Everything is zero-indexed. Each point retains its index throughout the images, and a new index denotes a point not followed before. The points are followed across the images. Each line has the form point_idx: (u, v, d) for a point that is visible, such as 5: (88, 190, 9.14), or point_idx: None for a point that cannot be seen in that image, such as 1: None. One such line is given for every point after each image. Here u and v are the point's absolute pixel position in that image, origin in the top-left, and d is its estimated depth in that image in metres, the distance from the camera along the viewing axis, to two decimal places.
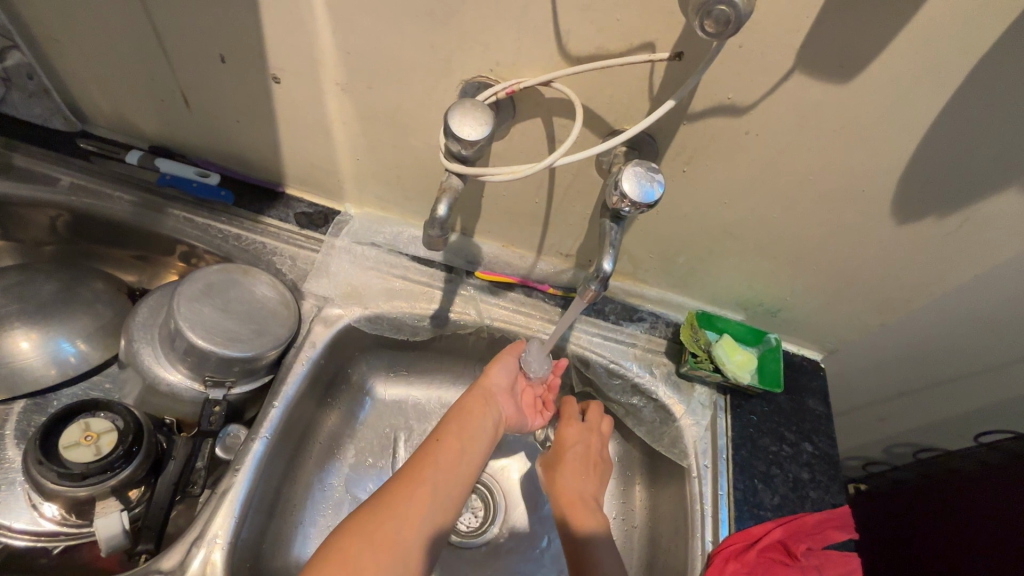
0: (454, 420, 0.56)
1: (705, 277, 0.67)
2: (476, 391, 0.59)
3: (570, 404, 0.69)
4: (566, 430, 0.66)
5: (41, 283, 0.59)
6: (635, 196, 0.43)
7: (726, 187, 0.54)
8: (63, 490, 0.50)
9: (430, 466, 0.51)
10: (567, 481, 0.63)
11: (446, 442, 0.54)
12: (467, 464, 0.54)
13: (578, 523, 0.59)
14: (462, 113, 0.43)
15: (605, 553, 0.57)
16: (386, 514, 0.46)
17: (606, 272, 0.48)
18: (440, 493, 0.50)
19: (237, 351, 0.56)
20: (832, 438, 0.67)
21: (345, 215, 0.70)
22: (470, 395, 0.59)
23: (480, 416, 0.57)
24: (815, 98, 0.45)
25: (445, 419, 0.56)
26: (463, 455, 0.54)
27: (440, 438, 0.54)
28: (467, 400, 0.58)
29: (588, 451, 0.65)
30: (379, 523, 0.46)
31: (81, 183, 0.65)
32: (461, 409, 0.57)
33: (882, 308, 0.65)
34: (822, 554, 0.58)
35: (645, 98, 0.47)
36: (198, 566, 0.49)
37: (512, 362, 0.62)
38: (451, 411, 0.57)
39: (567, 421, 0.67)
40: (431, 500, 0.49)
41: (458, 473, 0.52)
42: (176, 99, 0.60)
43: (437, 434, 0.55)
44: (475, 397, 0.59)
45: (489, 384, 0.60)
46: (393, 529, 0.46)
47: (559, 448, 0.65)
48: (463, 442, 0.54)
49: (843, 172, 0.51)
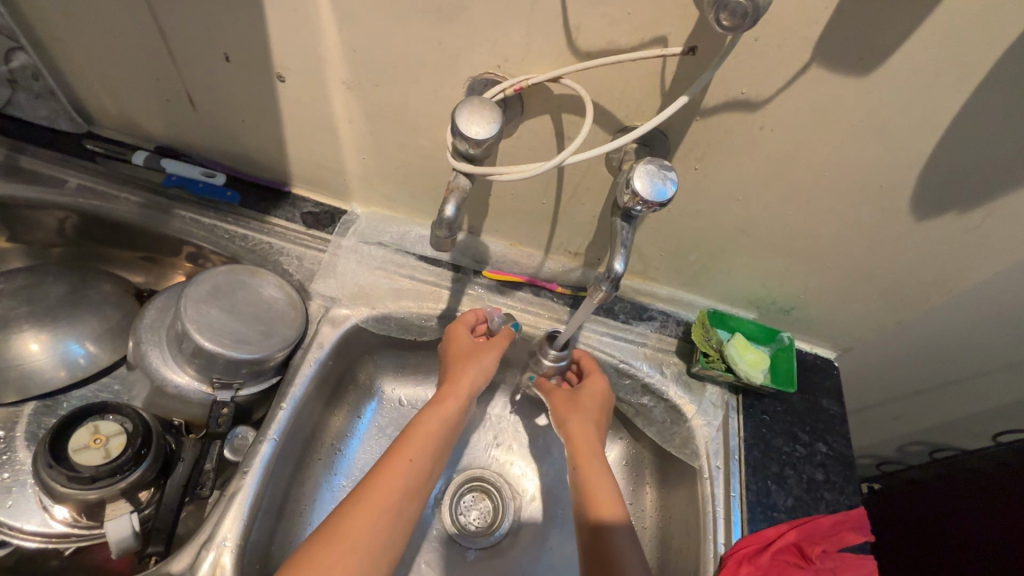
0: (422, 432, 0.54)
1: (717, 275, 0.66)
2: (446, 390, 0.57)
3: (589, 357, 0.66)
4: (593, 383, 0.64)
5: (50, 285, 0.59)
6: (647, 195, 0.42)
7: (739, 184, 0.53)
8: (74, 493, 0.50)
9: (394, 492, 0.49)
10: (579, 436, 0.60)
11: (415, 465, 0.51)
12: (431, 480, 0.53)
13: (592, 482, 0.57)
14: (470, 110, 0.42)
15: (629, 546, 0.53)
16: (342, 549, 0.44)
17: (617, 272, 0.47)
18: (404, 516, 0.49)
19: (245, 353, 0.56)
20: (846, 438, 0.66)
21: (351, 215, 0.70)
22: (448, 401, 0.56)
23: (450, 427, 0.55)
24: (833, 91, 0.44)
25: (412, 432, 0.53)
26: (429, 473, 0.52)
27: (410, 457, 0.51)
28: (438, 409, 0.55)
29: (605, 406, 0.63)
30: (331, 560, 0.44)
31: (88, 185, 0.65)
32: (431, 420, 0.54)
33: (898, 307, 0.64)
34: (839, 557, 0.57)
35: (656, 93, 0.46)
36: (208, 570, 0.49)
37: (494, 361, 0.60)
38: (418, 420, 0.54)
39: (592, 374, 0.65)
40: (393, 526, 0.48)
41: (419, 496, 0.51)
42: (181, 99, 0.59)
43: (404, 453, 0.52)
44: (450, 404, 0.56)
45: (472, 388, 0.58)
46: (352, 560, 0.44)
47: (582, 398, 0.63)
48: (433, 459, 0.53)
49: (859, 167, 0.49)
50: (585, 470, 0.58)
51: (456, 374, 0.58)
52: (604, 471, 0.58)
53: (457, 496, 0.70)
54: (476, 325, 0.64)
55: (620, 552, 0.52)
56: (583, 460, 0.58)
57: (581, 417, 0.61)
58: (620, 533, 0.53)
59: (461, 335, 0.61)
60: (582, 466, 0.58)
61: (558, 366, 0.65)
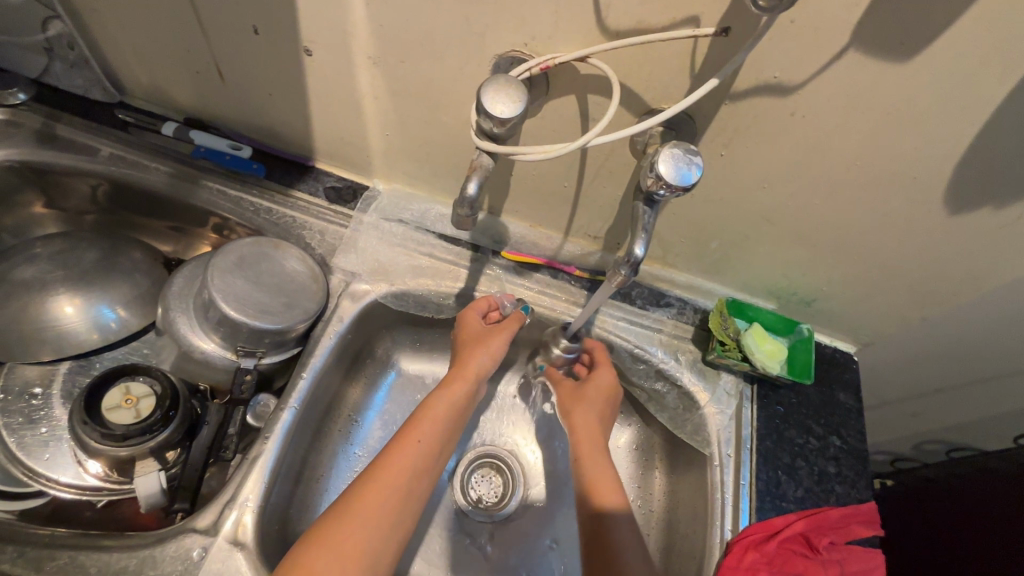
0: (430, 414, 0.55)
1: (739, 264, 0.65)
2: (454, 374, 0.58)
3: (602, 346, 0.67)
4: (600, 373, 0.65)
5: (84, 251, 0.61)
6: (671, 179, 0.41)
7: (765, 171, 0.52)
8: (106, 450, 0.53)
9: (404, 471, 0.50)
10: (580, 421, 0.62)
11: (424, 446, 0.53)
12: (441, 461, 0.54)
13: (595, 473, 0.57)
14: (495, 89, 0.41)
15: (635, 542, 0.54)
16: (351, 525, 0.46)
17: (637, 257, 0.46)
18: (412, 498, 0.50)
19: (268, 323, 0.57)
20: (861, 432, 0.65)
21: (373, 191, 0.70)
22: (456, 383, 0.57)
23: (457, 410, 0.57)
24: (870, 77, 0.42)
25: (420, 415, 0.55)
26: (439, 453, 0.54)
27: (419, 439, 0.53)
28: (446, 394, 0.56)
29: (613, 398, 0.64)
30: (342, 535, 0.45)
31: (120, 154, 0.66)
32: (439, 403, 0.56)
33: (924, 303, 0.62)
34: (845, 549, 0.57)
35: (686, 75, 0.45)
36: (231, 528, 0.51)
37: (503, 346, 0.61)
38: (428, 404, 0.56)
39: (601, 362, 0.65)
40: (401, 505, 0.49)
41: (428, 476, 0.52)
42: (210, 70, 0.60)
43: (414, 435, 0.53)
44: (457, 387, 0.57)
45: (480, 371, 0.59)
46: (362, 539, 0.46)
47: (589, 390, 0.64)
48: (441, 441, 0.54)
49: (892, 157, 0.48)
50: (586, 461, 0.58)
51: (465, 359, 0.59)
52: (606, 460, 0.59)
53: (468, 472, 0.71)
54: (489, 311, 0.64)
55: (623, 544, 0.53)
56: (584, 450, 0.59)
57: (586, 408, 0.62)
58: (621, 521, 0.54)
59: (472, 321, 0.61)
60: (583, 451, 0.59)
61: (566, 358, 0.67)
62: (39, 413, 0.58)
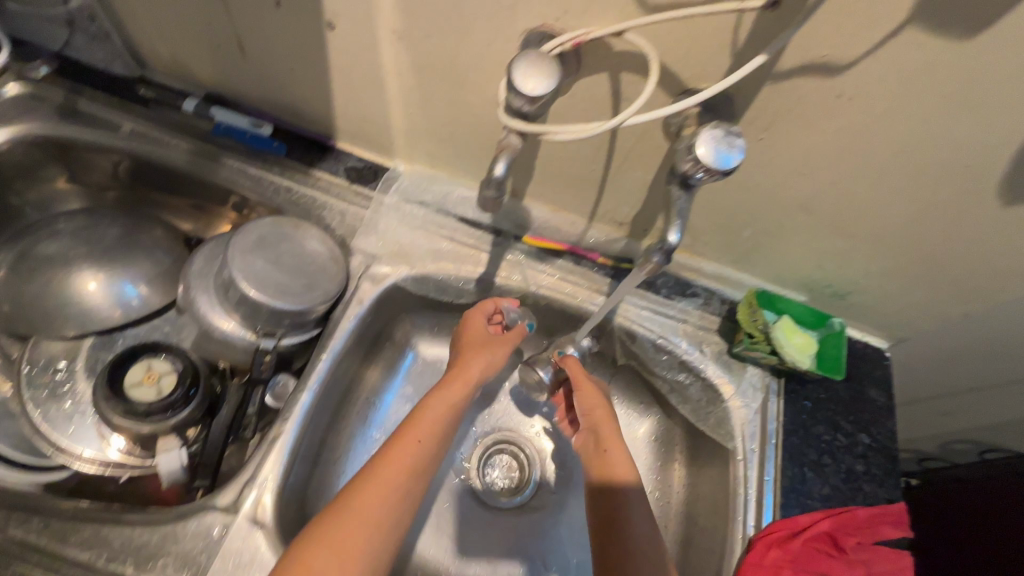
0: (428, 415, 0.54)
1: (771, 254, 0.62)
2: (453, 374, 0.58)
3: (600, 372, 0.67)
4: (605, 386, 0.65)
5: (106, 227, 0.61)
6: (710, 161, 0.39)
7: (806, 157, 0.50)
8: (129, 425, 0.53)
9: (404, 469, 0.50)
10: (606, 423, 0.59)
11: (424, 446, 0.52)
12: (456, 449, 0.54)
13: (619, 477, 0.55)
14: (527, 66, 0.39)
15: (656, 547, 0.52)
16: (350, 524, 0.45)
17: (672, 244, 0.45)
18: (410, 497, 0.50)
19: (289, 304, 0.57)
20: (892, 431, 0.63)
21: (394, 171, 0.69)
22: (455, 385, 0.57)
23: (454, 413, 0.56)
24: (928, 57, 0.40)
25: (418, 415, 0.54)
26: (437, 454, 0.54)
27: (418, 439, 0.52)
28: (444, 395, 0.56)
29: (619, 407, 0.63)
30: (343, 532, 0.45)
31: (140, 130, 0.66)
32: (438, 403, 0.55)
33: (966, 299, 0.60)
34: (872, 550, 0.55)
35: (727, 53, 0.43)
36: (250, 507, 0.51)
37: (501, 356, 0.61)
38: (426, 404, 0.55)
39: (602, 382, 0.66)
40: (398, 507, 0.48)
41: None
42: (232, 45, 0.59)
43: (414, 434, 0.52)
44: (456, 389, 0.57)
45: (479, 374, 0.59)
46: (359, 541, 0.45)
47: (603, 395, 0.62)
48: (440, 443, 0.54)
49: (946, 144, 0.45)
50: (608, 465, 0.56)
51: (466, 360, 0.59)
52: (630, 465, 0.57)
53: (485, 457, 0.71)
54: (493, 314, 0.63)
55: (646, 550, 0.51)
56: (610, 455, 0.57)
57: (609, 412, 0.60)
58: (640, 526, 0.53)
59: (478, 324, 0.61)
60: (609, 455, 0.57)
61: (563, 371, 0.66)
62: (63, 387, 0.58)
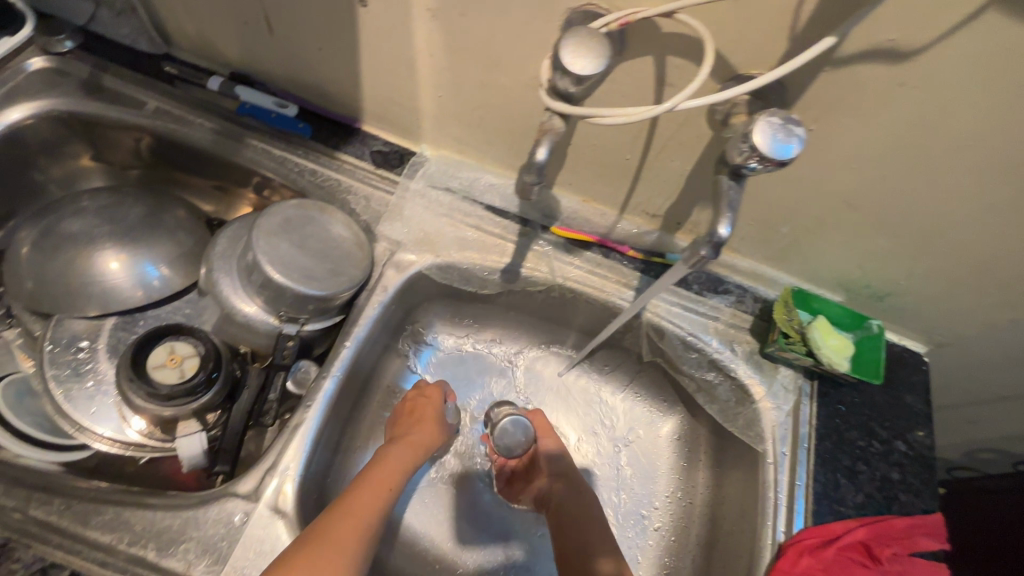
0: (389, 465, 0.56)
1: (810, 251, 0.60)
2: (405, 440, 0.60)
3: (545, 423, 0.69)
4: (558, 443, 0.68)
5: (129, 207, 0.60)
6: (766, 150, 0.37)
7: (858, 150, 0.47)
8: (151, 407, 0.53)
9: (376, 510, 0.51)
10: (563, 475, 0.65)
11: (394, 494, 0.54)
12: None
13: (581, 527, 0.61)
14: (575, 43, 0.37)
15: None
16: (328, 555, 0.45)
17: (721, 236, 0.42)
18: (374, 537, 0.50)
19: (313, 289, 0.56)
20: (930, 438, 0.61)
21: (420, 156, 0.67)
22: (405, 449, 0.58)
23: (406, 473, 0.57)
24: (1005, 43, 0.37)
25: (381, 464, 0.56)
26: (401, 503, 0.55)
27: (390, 486, 0.54)
28: (398, 453, 0.58)
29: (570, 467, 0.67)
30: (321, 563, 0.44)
31: (164, 108, 0.64)
32: (398, 457, 0.57)
33: (1015, 304, 0.57)
34: (907, 561, 0.54)
35: (785, 36, 0.40)
36: (271, 495, 0.50)
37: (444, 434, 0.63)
38: (387, 453, 0.57)
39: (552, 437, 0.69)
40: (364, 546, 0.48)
41: None
42: (259, 22, 0.57)
43: (389, 481, 0.54)
44: (404, 455, 0.58)
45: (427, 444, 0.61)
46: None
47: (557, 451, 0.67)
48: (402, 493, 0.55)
49: (1013, 139, 0.42)
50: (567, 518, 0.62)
51: (418, 428, 0.61)
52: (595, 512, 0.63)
53: None
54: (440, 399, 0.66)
55: None
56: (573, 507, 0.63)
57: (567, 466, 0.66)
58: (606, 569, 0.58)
59: (430, 400, 0.64)
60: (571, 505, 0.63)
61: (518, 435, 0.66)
62: (84, 366, 0.57)
